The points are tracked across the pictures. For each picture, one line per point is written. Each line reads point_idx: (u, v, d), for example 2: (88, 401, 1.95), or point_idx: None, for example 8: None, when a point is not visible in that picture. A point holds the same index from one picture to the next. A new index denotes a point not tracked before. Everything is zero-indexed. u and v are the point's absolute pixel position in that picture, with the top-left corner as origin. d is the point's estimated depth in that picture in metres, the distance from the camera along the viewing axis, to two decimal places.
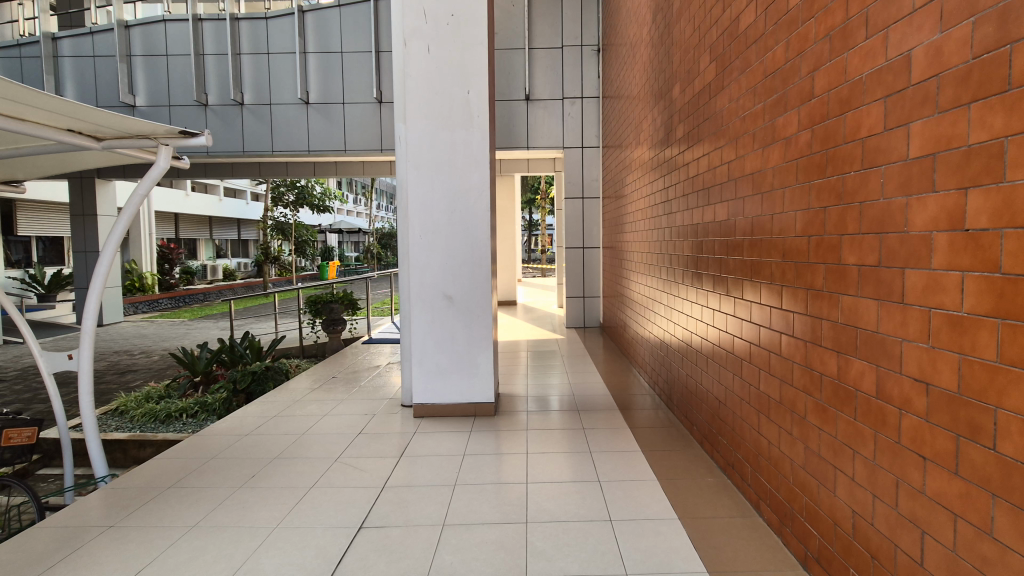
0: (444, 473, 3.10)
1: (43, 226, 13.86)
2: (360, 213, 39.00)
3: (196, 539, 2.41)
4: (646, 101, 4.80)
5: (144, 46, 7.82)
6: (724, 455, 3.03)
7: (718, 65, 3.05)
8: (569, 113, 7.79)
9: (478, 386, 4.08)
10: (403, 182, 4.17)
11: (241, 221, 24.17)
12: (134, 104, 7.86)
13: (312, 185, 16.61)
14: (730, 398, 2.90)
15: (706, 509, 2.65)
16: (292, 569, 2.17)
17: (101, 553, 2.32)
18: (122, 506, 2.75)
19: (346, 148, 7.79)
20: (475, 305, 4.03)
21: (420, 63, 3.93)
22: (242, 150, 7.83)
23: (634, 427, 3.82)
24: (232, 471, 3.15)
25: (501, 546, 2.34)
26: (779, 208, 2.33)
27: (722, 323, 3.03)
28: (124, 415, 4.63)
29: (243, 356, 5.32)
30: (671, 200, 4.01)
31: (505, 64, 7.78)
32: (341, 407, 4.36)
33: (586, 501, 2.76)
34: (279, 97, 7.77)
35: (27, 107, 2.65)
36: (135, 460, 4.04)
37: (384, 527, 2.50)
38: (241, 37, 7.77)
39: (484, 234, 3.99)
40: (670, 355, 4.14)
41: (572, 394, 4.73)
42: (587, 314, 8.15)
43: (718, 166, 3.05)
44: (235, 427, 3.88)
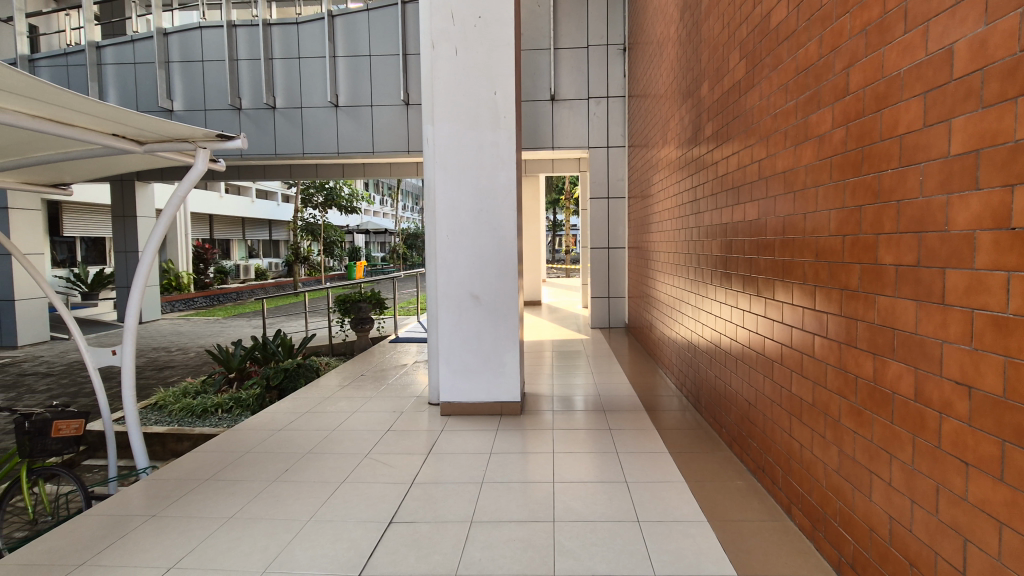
0: (471, 471, 3.13)
1: (86, 227, 14.42)
2: (385, 214, 39.56)
3: (233, 530, 2.48)
4: (674, 99, 4.74)
5: (181, 52, 8.06)
6: (754, 457, 2.98)
7: (748, 63, 3.00)
8: (595, 112, 7.77)
9: (505, 385, 4.11)
10: (430, 182, 4.22)
11: (271, 222, 24.76)
12: (171, 109, 8.12)
13: (340, 186, 16.96)
14: (760, 399, 2.86)
15: (735, 511, 2.62)
16: (325, 562, 2.23)
17: (143, 542, 2.40)
18: (161, 497, 2.85)
19: (374, 149, 7.93)
20: (501, 305, 4.05)
21: (448, 65, 3.96)
22: (274, 152, 8.02)
23: (661, 429, 3.80)
24: (266, 465, 3.24)
25: (528, 545, 2.35)
26: (812, 207, 2.29)
27: (752, 324, 2.99)
28: (163, 409, 4.79)
29: (275, 354, 5.45)
30: (700, 200, 3.96)
31: (531, 64, 7.78)
32: (370, 405, 4.43)
33: (613, 501, 2.75)
34: (310, 100, 7.94)
35: (76, 113, 2.78)
36: (173, 453, 4.18)
37: (413, 522, 2.55)
38: (273, 42, 7.95)
39: (511, 235, 4.01)
40: (697, 355, 4.10)
41: (598, 394, 4.71)
42: (612, 314, 8.11)
43: (748, 164, 3.01)
44: (268, 423, 3.99)
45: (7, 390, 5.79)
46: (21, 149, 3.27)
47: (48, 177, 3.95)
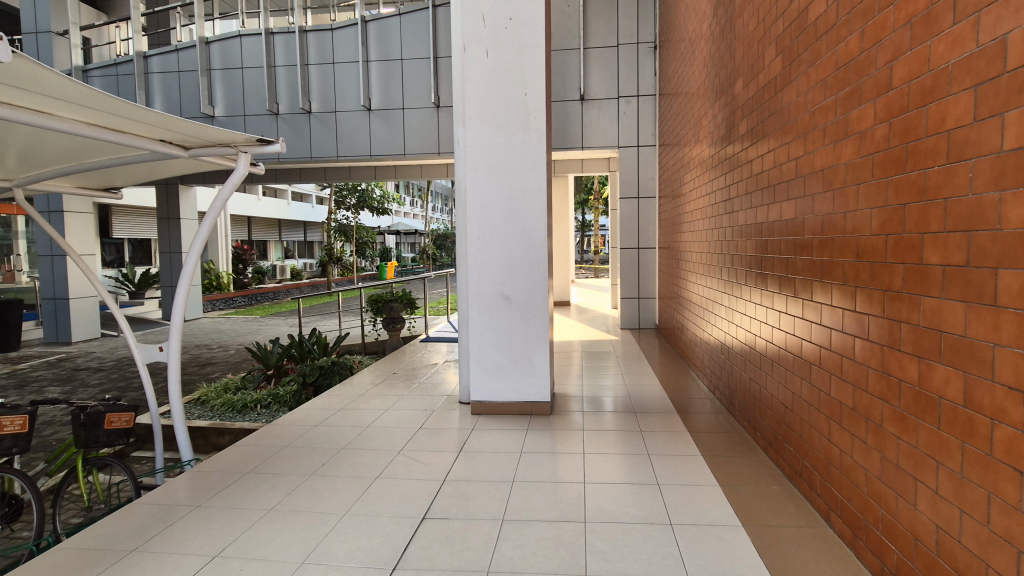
0: (502, 469, 3.16)
1: (134, 229, 15.07)
2: (414, 215, 40.07)
3: (273, 522, 2.57)
4: (707, 97, 4.67)
5: (222, 60, 8.35)
6: (790, 462, 2.91)
7: (785, 58, 2.94)
8: (625, 111, 7.70)
9: (535, 385, 4.12)
10: (461, 184, 4.26)
11: (306, 223, 25.38)
12: (213, 115, 8.42)
13: (372, 188, 17.29)
14: (798, 403, 2.79)
15: (770, 517, 2.57)
16: (360, 555, 2.28)
17: (189, 531, 2.51)
18: (206, 488, 2.96)
19: (405, 151, 8.06)
20: (532, 305, 4.06)
21: (478, 67, 4.00)
22: (310, 156, 8.23)
23: (693, 431, 3.75)
24: (304, 459, 3.33)
25: (560, 544, 2.36)
26: (853, 206, 2.22)
27: (788, 326, 2.93)
28: (205, 404, 4.97)
29: (311, 351, 5.60)
30: (734, 199, 3.88)
31: (561, 65, 7.76)
32: (402, 403, 4.51)
33: (645, 503, 2.73)
34: (344, 104, 8.12)
35: (127, 120, 2.92)
36: (215, 446, 4.33)
37: (446, 519, 2.58)
38: (309, 48, 8.15)
39: (541, 235, 4.02)
40: (731, 357, 4.03)
41: (628, 395, 4.67)
42: (642, 315, 8.02)
43: (784, 162, 2.95)
44: (304, 419, 4.10)
45: (63, 384, 6.11)
46: (76, 156, 3.44)
47: (100, 182, 4.15)
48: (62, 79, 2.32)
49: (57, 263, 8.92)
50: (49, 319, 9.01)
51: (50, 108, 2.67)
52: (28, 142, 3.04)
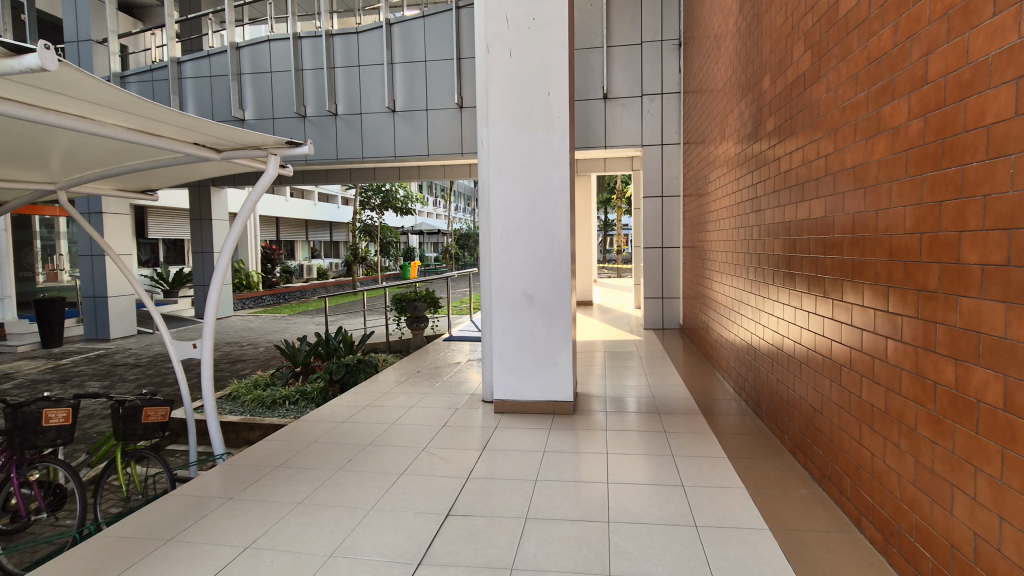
0: (525, 468, 3.17)
1: (168, 230, 15.55)
2: (437, 215, 40.39)
3: (302, 515, 2.63)
4: (733, 94, 4.59)
5: (252, 64, 8.54)
6: (819, 465, 2.86)
7: (814, 53, 2.88)
8: (649, 110, 7.64)
9: (558, 384, 4.12)
10: (484, 184, 4.28)
11: (331, 224, 25.82)
12: (243, 118, 8.63)
13: (396, 188, 17.49)
14: (827, 406, 2.73)
15: (799, 521, 2.52)
16: (386, 549, 2.32)
17: (221, 522, 2.58)
18: (237, 481, 3.05)
19: (429, 152, 8.13)
20: (555, 305, 4.07)
21: (502, 67, 4.02)
22: (336, 157, 8.37)
23: (718, 433, 3.71)
24: (331, 455, 3.40)
25: (583, 543, 2.36)
26: (885, 204, 2.17)
27: (817, 327, 2.87)
28: (236, 400, 5.11)
29: (337, 349, 5.70)
30: (761, 197, 3.82)
31: (584, 64, 7.73)
32: (426, 401, 4.55)
33: (669, 504, 2.71)
34: (369, 105, 8.24)
35: (162, 124, 3.02)
36: (246, 441, 4.45)
37: (469, 516, 2.61)
38: (335, 51, 8.30)
39: (564, 235, 4.02)
40: (757, 358, 3.96)
41: (651, 396, 4.63)
42: (666, 315, 7.94)
43: (813, 159, 2.89)
44: (331, 416, 4.18)
45: (102, 379, 6.35)
46: (115, 159, 3.57)
47: (137, 184, 4.29)
48: (103, 86, 2.42)
49: (96, 263, 9.27)
50: (90, 317, 9.38)
51: (92, 113, 2.78)
52: (70, 147, 3.17)
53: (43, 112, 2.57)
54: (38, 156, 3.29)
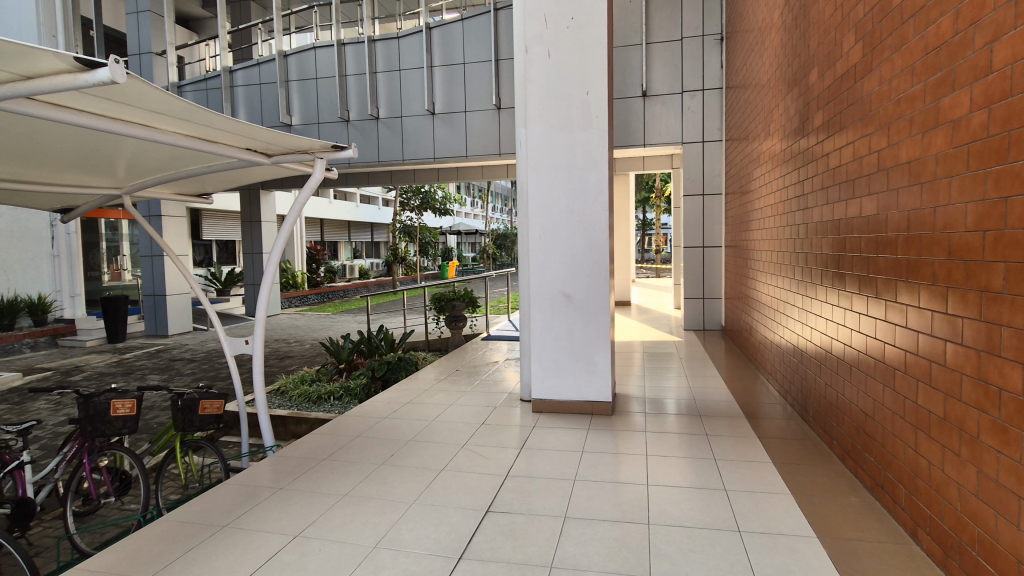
0: (564, 467, 3.18)
1: (221, 231, 16.28)
2: (474, 215, 40.73)
3: (348, 507, 2.72)
4: (778, 88, 4.45)
5: (299, 71, 8.84)
6: (871, 473, 2.75)
7: (866, 45, 2.77)
8: (689, 107, 7.50)
9: (596, 385, 4.11)
10: (522, 184, 4.30)
11: (372, 225, 26.43)
12: (291, 123, 8.95)
13: (434, 189, 17.76)
14: (880, 411, 2.63)
15: (849, 530, 2.44)
16: (428, 542, 2.38)
17: (272, 511, 2.70)
18: (286, 472, 3.18)
19: (468, 153, 8.23)
20: (594, 305, 4.05)
21: (540, 67, 4.03)
22: (377, 159, 8.57)
23: (763, 437, 3.61)
24: (374, 449, 3.50)
25: (623, 544, 2.35)
26: (943, 200, 2.08)
27: (868, 329, 2.77)
28: (284, 394, 5.31)
29: (379, 347, 5.85)
30: (808, 195, 3.69)
31: (622, 62, 7.64)
32: (465, 398, 4.62)
33: (711, 508, 2.67)
34: (409, 109, 8.41)
35: (217, 130, 3.16)
36: (293, 434, 4.62)
37: (509, 513, 2.63)
38: (377, 56, 8.50)
39: (603, 235, 4.01)
40: (804, 362, 3.84)
41: (692, 398, 4.56)
42: (707, 316, 7.78)
43: (865, 155, 2.79)
44: (373, 411, 4.29)
45: (162, 372, 6.72)
46: (174, 165, 3.77)
47: (194, 188, 4.52)
48: (164, 96, 2.56)
49: (156, 263, 9.80)
50: (150, 313, 9.93)
51: (154, 122, 2.94)
52: (134, 153, 3.36)
53: (110, 121, 2.75)
54: (105, 163, 3.51)
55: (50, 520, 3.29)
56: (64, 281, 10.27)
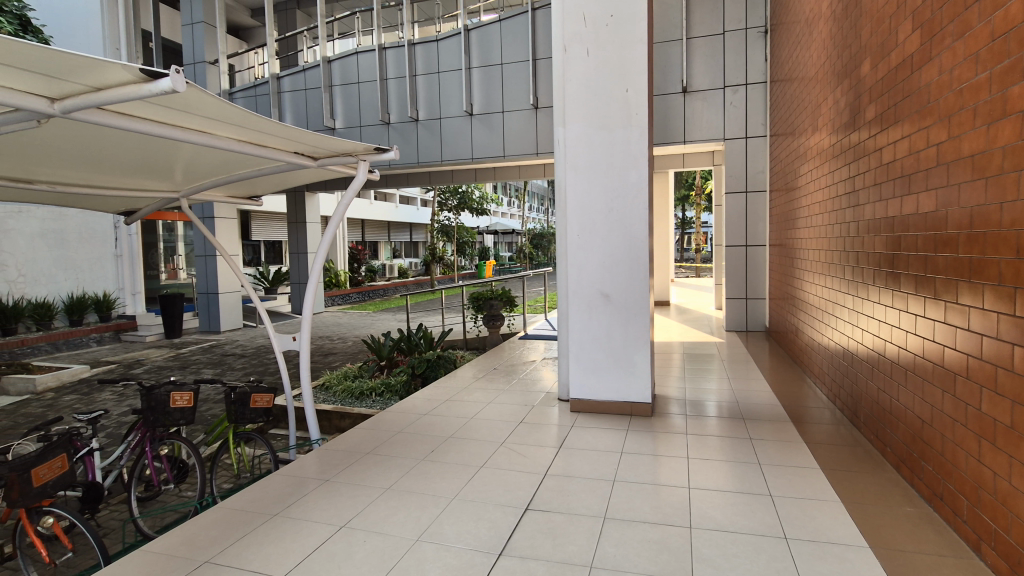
0: (603, 468, 3.16)
1: (268, 232, 16.89)
2: (510, 215, 40.85)
3: (390, 500, 2.79)
4: (828, 80, 4.29)
5: (342, 76, 9.08)
6: (929, 483, 2.62)
7: (924, 33, 2.64)
8: (732, 102, 7.31)
9: (635, 385, 4.06)
10: (560, 183, 4.29)
11: (411, 225, 26.89)
12: (334, 127, 9.20)
13: (471, 189, 17.93)
14: (939, 418, 2.50)
15: (904, 541, 2.33)
16: (469, 538, 2.41)
17: (319, 502, 2.80)
18: (331, 464, 3.29)
19: (506, 153, 8.28)
20: (632, 304, 4.01)
21: (579, 66, 4.01)
22: (417, 161, 8.71)
23: (810, 442, 3.50)
24: (415, 445, 3.57)
25: (664, 546, 2.33)
26: (1012, 195, 1.96)
27: (925, 331, 2.64)
28: (328, 390, 5.48)
29: (418, 345, 5.95)
30: (860, 191, 3.55)
31: (662, 58, 7.51)
32: (503, 397, 4.65)
33: (756, 514, 2.60)
34: (447, 110, 8.51)
35: (268, 135, 3.30)
36: (337, 428, 4.77)
37: (548, 511, 2.65)
38: (417, 59, 8.63)
39: (642, 234, 3.96)
40: (855, 365, 3.69)
41: (734, 401, 4.44)
42: (750, 317, 7.57)
43: (922, 148, 2.66)
44: (413, 408, 4.38)
45: (215, 367, 7.04)
46: (228, 169, 3.95)
47: (244, 191, 4.70)
48: (221, 103, 2.70)
49: (209, 262, 10.26)
50: (204, 311, 10.40)
51: (211, 128, 3.09)
52: (191, 158, 3.53)
53: (172, 128, 2.90)
54: (164, 168, 3.71)
55: (116, 504, 3.50)
56: (126, 279, 10.89)
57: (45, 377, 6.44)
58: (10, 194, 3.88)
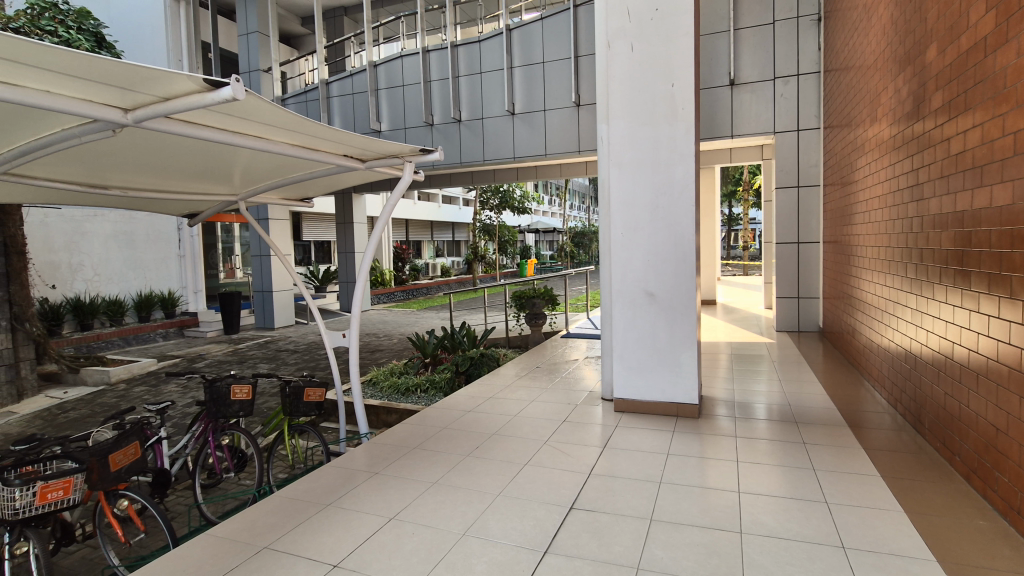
0: (649, 469, 3.12)
1: (318, 232, 17.49)
2: (551, 213, 40.74)
3: (437, 494, 2.84)
4: (888, 68, 4.08)
5: (387, 80, 9.29)
6: (1004, 494, 2.46)
7: (999, 14, 2.48)
8: (782, 93, 7.05)
9: (682, 386, 3.98)
10: (604, 180, 4.25)
11: (454, 225, 27.24)
12: (380, 129, 9.43)
13: (513, 188, 17.99)
14: (1015, 425, 2.34)
15: (977, 557, 2.20)
16: (514, 534, 2.43)
17: (369, 494, 2.89)
18: (380, 458, 3.39)
19: (548, 151, 8.27)
20: (678, 303, 3.94)
21: (623, 62, 3.96)
22: (460, 161, 8.82)
23: (869, 449, 3.34)
24: (460, 441, 3.63)
25: (712, 551, 2.28)
26: None
27: (999, 333, 2.48)
28: (376, 385, 5.63)
29: (462, 343, 6.04)
30: (924, 184, 3.36)
31: (709, 51, 7.31)
32: (546, 395, 4.65)
33: (811, 521, 2.51)
34: (490, 110, 8.58)
35: (319, 139, 3.42)
36: (384, 423, 4.90)
37: (593, 511, 2.64)
38: (459, 61, 8.73)
39: (689, 232, 3.88)
40: (918, 368, 3.49)
41: (786, 403, 4.28)
42: (802, 317, 7.28)
43: (995, 138, 2.50)
44: (458, 405, 4.44)
45: (270, 362, 7.35)
46: (282, 172, 4.12)
47: (298, 194, 4.89)
48: (276, 110, 2.81)
49: (264, 262, 10.72)
50: (259, 308, 10.87)
51: (267, 133, 3.23)
52: (249, 162, 3.70)
53: (232, 135, 3.05)
54: (224, 172, 3.90)
55: (181, 490, 3.72)
56: (189, 278, 11.52)
57: (118, 369, 6.90)
58: (88, 199, 4.18)
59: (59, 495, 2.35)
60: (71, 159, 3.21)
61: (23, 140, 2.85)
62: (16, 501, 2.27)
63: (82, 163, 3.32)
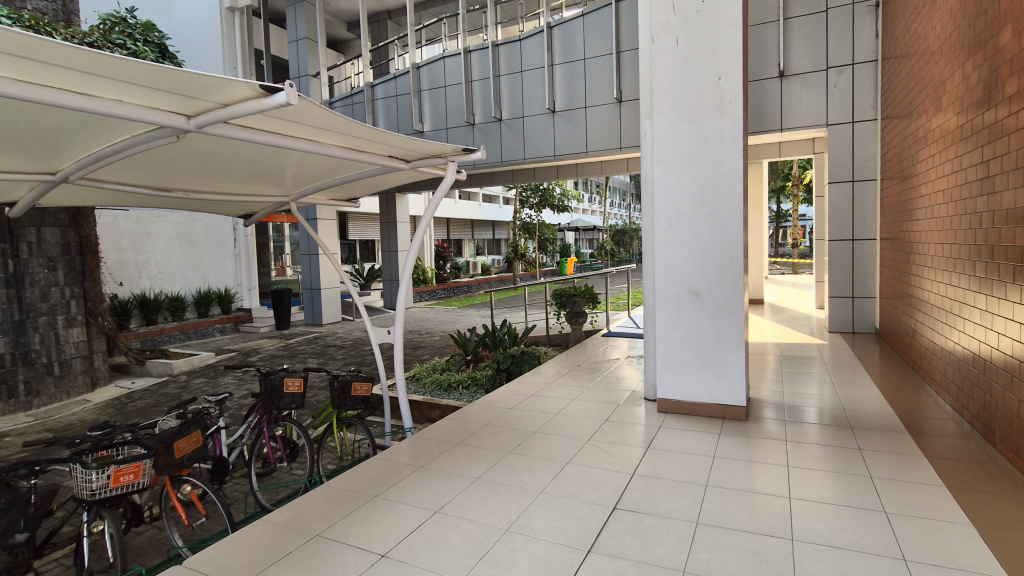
0: (694, 471, 3.06)
1: (362, 231, 17.93)
2: (591, 211, 40.36)
3: (480, 490, 2.88)
4: (955, 54, 3.84)
5: (430, 81, 9.43)
6: None
7: None
8: (836, 84, 6.74)
9: (728, 387, 3.89)
10: (648, 177, 4.18)
11: (493, 223, 27.38)
12: (422, 130, 9.59)
13: (553, 186, 17.91)
14: None
15: None
16: (557, 532, 2.44)
17: (413, 486, 2.95)
18: (424, 452, 3.45)
19: (588, 148, 8.20)
20: (725, 302, 3.84)
21: (669, 56, 3.88)
22: (501, 159, 8.86)
23: (933, 457, 3.17)
24: (502, 438, 3.65)
25: (761, 556, 2.22)
26: None
27: None
28: (419, 381, 5.74)
29: (502, 341, 6.07)
30: (995, 176, 3.17)
31: (757, 42, 7.06)
32: (587, 394, 4.63)
33: (867, 530, 2.41)
34: (530, 108, 8.59)
35: (365, 140, 3.50)
36: (427, 418, 4.99)
37: (637, 512, 2.61)
38: (500, 60, 8.76)
39: (736, 229, 3.77)
40: (989, 373, 3.28)
41: (841, 407, 4.10)
42: (857, 318, 6.95)
43: None
44: (499, 402, 4.47)
45: (318, 357, 7.60)
46: (331, 173, 4.25)
47: (344, 194, 5.03)
48: (326, 113, 2.91)
49: (313, 261, 11.09)
50: (308, 305, 11.27)
51: (317, 136, 3.34)
52: (300, 164, 3.84)
53: (285, 137, 3.17)
54: (276, 174, 4.05)
55: (238, 477, 3.91)
56: (244, 276, 12.05)
57: (179, 362, 7.30)
58: (154, 200, 4.43)
59: (130, 478, 2.51)
60: (140, 164, 3.42)
61: (99, 146, 3.06)
62: (93, 483, 2.42)
63: (149, 167, 3.52)
